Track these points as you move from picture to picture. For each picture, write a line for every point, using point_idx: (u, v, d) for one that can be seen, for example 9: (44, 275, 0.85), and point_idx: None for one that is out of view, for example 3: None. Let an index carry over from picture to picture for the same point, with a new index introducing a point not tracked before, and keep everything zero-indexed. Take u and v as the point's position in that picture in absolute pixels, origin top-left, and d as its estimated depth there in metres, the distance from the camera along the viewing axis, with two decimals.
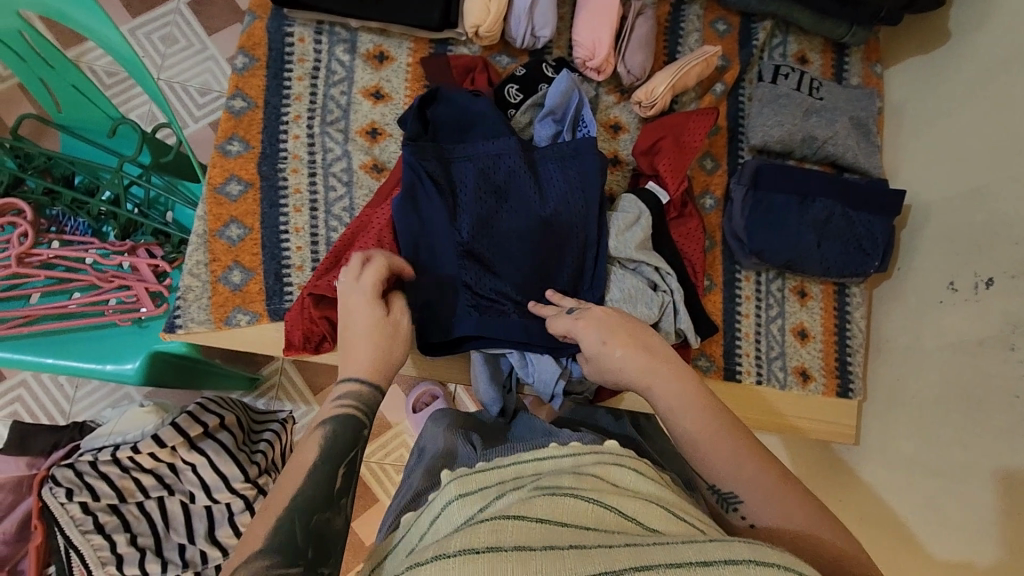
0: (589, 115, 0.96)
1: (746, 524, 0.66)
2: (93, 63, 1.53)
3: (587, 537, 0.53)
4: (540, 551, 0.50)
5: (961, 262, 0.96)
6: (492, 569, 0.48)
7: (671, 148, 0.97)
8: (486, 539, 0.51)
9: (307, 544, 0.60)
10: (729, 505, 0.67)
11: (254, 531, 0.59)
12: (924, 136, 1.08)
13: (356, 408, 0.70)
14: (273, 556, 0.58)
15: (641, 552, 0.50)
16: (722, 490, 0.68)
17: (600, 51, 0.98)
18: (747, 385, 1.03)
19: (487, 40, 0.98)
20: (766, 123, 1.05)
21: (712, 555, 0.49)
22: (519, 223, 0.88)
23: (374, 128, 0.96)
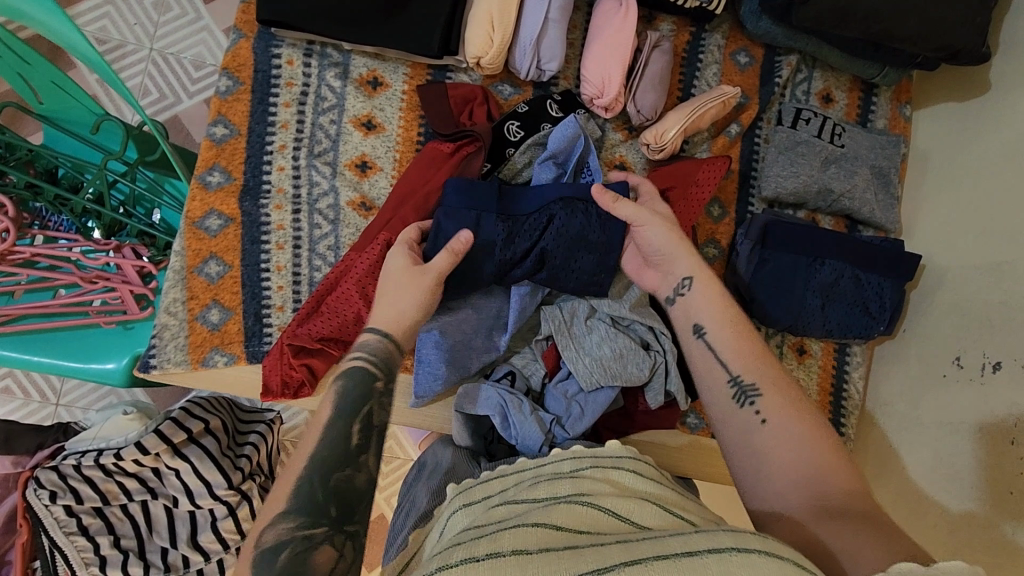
0: (595, 162, 0.89)
1: (756, 418, 0.65)
2: (82, 29, 1.42)
3: (582, 538, 0.52)
4: (537, 553, 0.50)
5: (970, 339, 0.92)
6: (493, 572, 0.48)
7: (677, 200, 0.92)
8: (485, 548, 0.51)
9: (329, 501, 0.61)
10: (746, 398, 0.66)
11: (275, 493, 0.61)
12: (946, 192, 1.02)
13: (368, 363, 0.71)
14: (297, 517, 0.60)
15: (632, 548, 0.49)
16: (744, 382, 0.67)
17: (609, 90, 0.91)
18: None
19: (488, 71, 0.92)
20: (780, 173, 0.99)
21: (698, 546, 0.47)
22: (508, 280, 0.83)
23: (364, 161, 0.91)
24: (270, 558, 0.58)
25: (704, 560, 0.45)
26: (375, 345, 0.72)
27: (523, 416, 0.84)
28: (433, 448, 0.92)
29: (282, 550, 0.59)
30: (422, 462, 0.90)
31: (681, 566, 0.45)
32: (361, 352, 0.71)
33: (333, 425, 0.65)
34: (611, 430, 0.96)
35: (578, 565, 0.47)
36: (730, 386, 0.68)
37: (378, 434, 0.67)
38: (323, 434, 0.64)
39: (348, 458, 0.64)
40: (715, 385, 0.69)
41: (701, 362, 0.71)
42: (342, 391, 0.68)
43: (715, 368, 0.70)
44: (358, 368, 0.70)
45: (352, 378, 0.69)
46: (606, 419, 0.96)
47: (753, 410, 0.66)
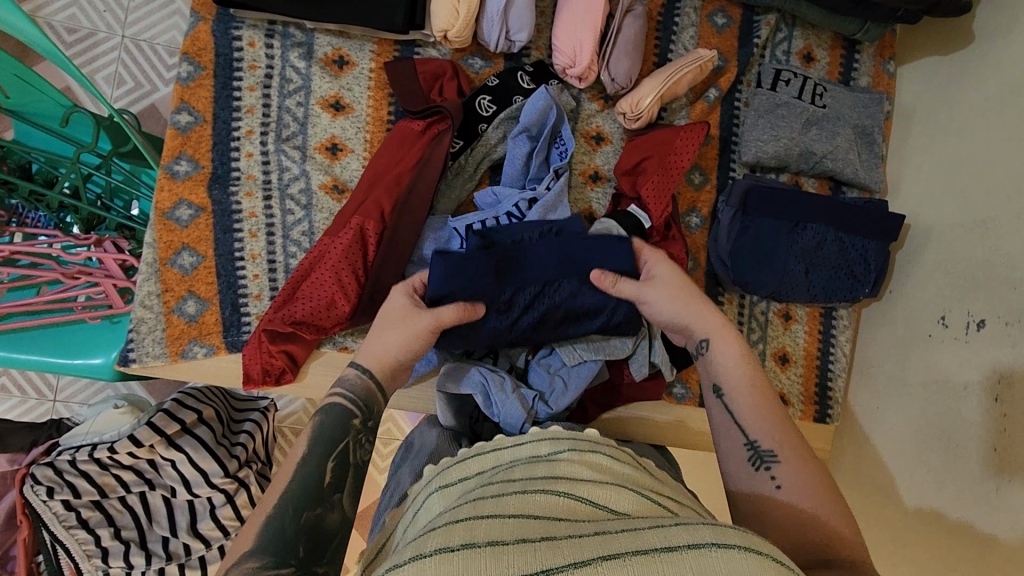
0: (568, 131, 0.89)
1: (772, 484, 0.62)
2: (50, 18, 1.38)
3: (558, 528, 0.51)
4: (513, 544, 0.49)
5: (955, 298, 0.91)
6: (469, 565, 0.47)
7: (655, 169, 0.90)
8: (459, 538, 0.50)
9: (297, 543, 0.60)
10: (762, 463, 0.63)
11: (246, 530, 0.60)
12: (931, 150, 1.01)
13: (345, 400, 0.71)
14: (264, 558, 0.58)
15: (610, 541, 0.48)
16: (761, 447, 0.65)
17: (581, 59, 0.89)
18: None
19: (456, 44, 0.89)
20: (760, 137, 0.96)
21: (677, 540, 0.47)
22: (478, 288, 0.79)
23: (334, 143, 0.89)
24: None
25: (682, 555, 0.45)
26: (354, 381, 0.72)
27: (504, 393, 0.82)
28: (418, 430, 0.90)
29: None
30: (409, 443, 0.89)
31: (659, 562, 0.45)
32: (342, 388, 0.71)
33: (307, 463, 0.64)
34: (596, 405, 0.96)
35: (553, 557, 0.46)
36: (746, 451, 0.66)
37: (351, 473, 0.67)
38: (299, 470, 0.64)
39: (322, 497, 0.63)
40: (732, 447, 0.66)
41: (722, 433, 0.68)
42: (319, 427, 0.69)
43: (732, 432, 0.67)
44: (336, 407, 0.70)
45: (331, 415, 0.69)
46: (591, 394, 0.96)
47: (770, 476, 0.63)
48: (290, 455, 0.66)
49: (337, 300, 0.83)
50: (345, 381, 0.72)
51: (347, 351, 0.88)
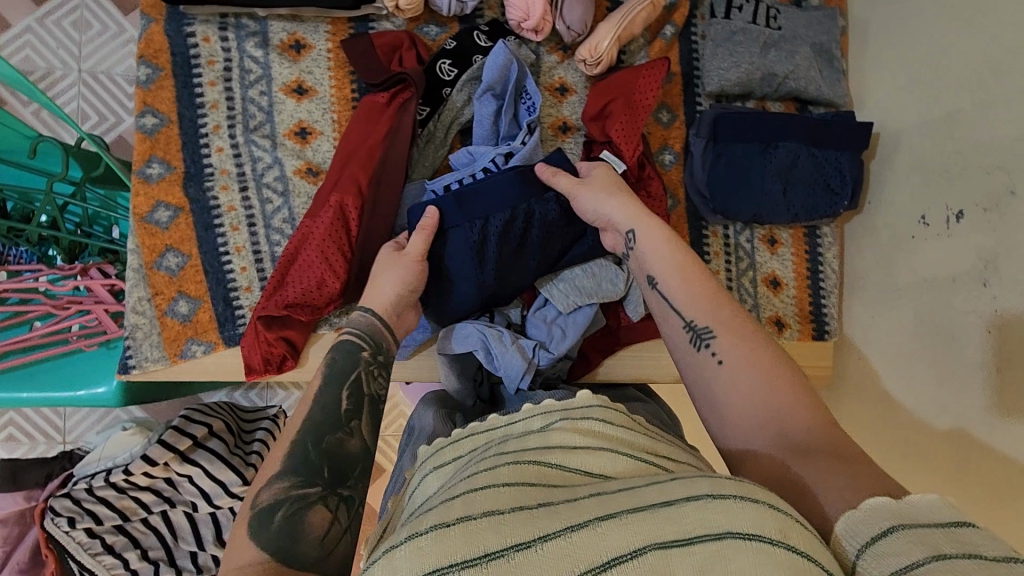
0: (532, 85, 0.90)
1: (713, 360, 0.64)
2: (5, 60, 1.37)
3: (554, 494, 0.50)
4: (510, 513, 0.46)
5: (932, 195, 0.92)
6: (467, 539, 0.44)
7: (622, 110, 0.90)
8: (454, 512, 0.47)
9: (321, 464, 0.61)
10: (701, 340, 0.65)
11: (272, 457, 0.61)
12: (890, 57, 1.02)
13: (354, 338, 0.74)
14: (292, 479, 0.59)
15: (606, 501, 0.47)
16: (698, 326, 0.66)
17: (534, 11, 0.89)
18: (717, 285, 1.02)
19: (409, 12, 0.89)
20: (721, 66, 0.97)
21: (674, 493, 0.46)
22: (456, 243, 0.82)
23: (303, 128, 0.89)
24: (265, 518, 0.56)
25: (681, 508, 0.44)
26: (362, 321, 0.76)
27: (503, 346, 0.83)
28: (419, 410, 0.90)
29: (276, 510, 0.57)
30: (411, 426, 0.89)
31: (660, 517, 0.44)
32: (351, 327, 0.75)
33: (324, 395, 0.67)
34: (595, 351, 0.97)
35: (553, 522, 0.45)
36: (685, 334, 0.67)
37: (367, 401, 0.69)
38: (317, 400, 0.67)
39: (341, 424, 0.65)
40: (673, 335, 0.68)
41: (659, 314, 0.71)
42: (331, 361, 0.71)
43: (670, 318, 0.69)
44: (347, 342, 0.73)
45: (341, 350, 0.72)
46: (592, 341, 0.97)
47: (710, 353, 0.64)
48: (307, 386, 0.68)
49: (326, 280, 0.83)
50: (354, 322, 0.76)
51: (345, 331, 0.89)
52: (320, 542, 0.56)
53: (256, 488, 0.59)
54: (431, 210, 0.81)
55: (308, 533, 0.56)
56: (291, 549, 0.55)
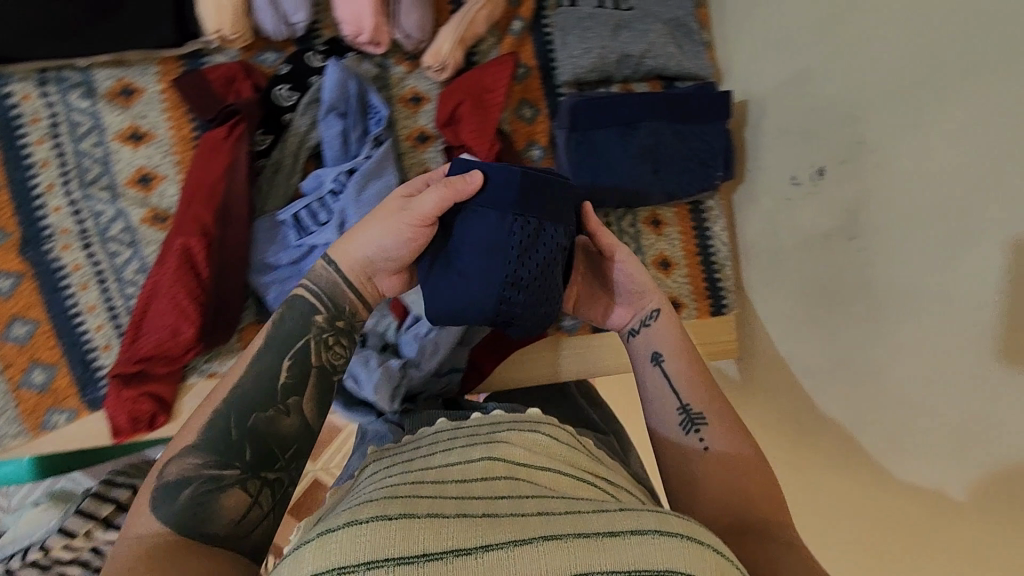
0: (376, 98, 0.89)
1: (700, 445, 0.72)
2: None
3: (500, 507, 0.47)
4: (452, 519, 0.43)
5: (798, 153, 0.90)
6: (405, 534, 0.41)
7: (471, 113, 0.88)
8: (396, 507, 0.44)
9: (244, 443, 0.61)
10: (693, 425, 0.73)
11: (191, 425, 0.61)
12: (746, 23, 1.00)
13: (314, 298, 0.70)
14: (206, 455, 0.59)
15: (550, 521, 0.44)
16: (692, 410, 0.74)
17: (366, 24, 0.85)
18: None
19: (238, 41, 0.86)
20: (573, 54, 0.94)
21: (620, 525, 0.43)
22: (478, 228, 0.68)
23: (143, 174, 0.86)
24: (173, 492, 0.57)
25: (627, 540, 0.41)
26: (325, 279, 0.70)
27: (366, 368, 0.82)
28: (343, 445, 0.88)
29: (184, 486, 0.57)
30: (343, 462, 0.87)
31: (605, 548, 0.40)
32: (312, 283, 0.70)
33: (265, 360, 0.65)
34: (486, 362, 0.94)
35: (495, 534, 0.42)
36: (676, 414, 0.74)
37: (313, 374, 0.67)
38: (252, 367, 0.65)
39: (274, 400, 0.64)
40: (663, 409, 0.75)
41: (655, 389, 0.76)
42: (278, 323, 0.69)
43: (666, 394, 0.75)
44: (297, 303, 0.69)
45: (293, 312, 0.68)
46: (481, 350, 0.94)
47: (698, 437, 0.72)
48: (246, 351, 0.66)
49: (180, 327, 0.80)
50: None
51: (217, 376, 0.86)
52: (231, 526, 0.57)
53: (166, 460, 0.59)
54: (476, 175, 0.68)
55: (217, 515, 0.56)
56: (196, 525, 0.55)
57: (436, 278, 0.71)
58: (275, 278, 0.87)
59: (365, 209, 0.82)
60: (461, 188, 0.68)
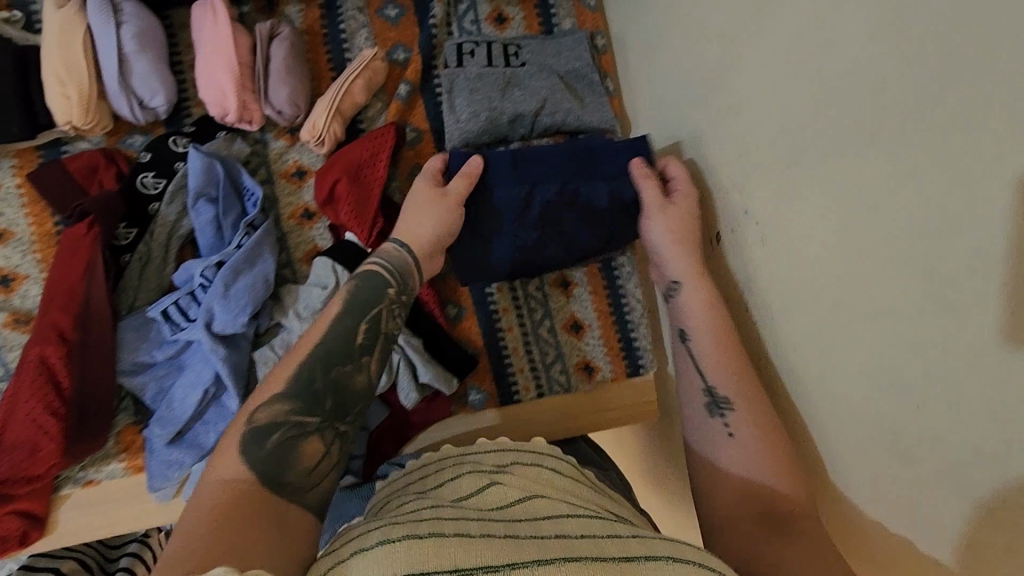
0: (249, 179, 0.84)
1: (724, 430, 0.74)
2: None
3: (520, 528, 0.52)
4: (477, 539, 0.48)
5: (697, 214, 0.85)
6: (434, 552, 0.46)
7: (350, 191, 0.84)
8: (424, 527, 0.49)
9: (325, 395, 0.66)
10: (718, 408, 0.75)
11: (275, 380, 0.66)
12: (644, 72, 0.95)
13: (383, 267, 0.77)
14: (294, 404, 0.64)
15: (570, 544, 0.49)
16: (718, 394, 0.75)
17: (230, 103, 0.81)
18: (514, 341, 0.96)
19: (97, 130, 0.81)
20: (460, 118, 0.90)
21: (636, 551, 0.48)
22: (513, 198, 0.84)
23: (3, 275, 0.81)
24: (261, 438, 0.61)
25: (644, 564, 0.46)
26: (393, 253, 0.79)
27: None
28: None
29: (273, 432, 0.62)
30: None
31: (619, 566, 0.45)
32: (381, 257, 0.78)
33: (341, 321, 0.71)
34: (388, 442, 0.90)
35: (516, 553, 0.46)
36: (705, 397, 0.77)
37: (381, 340, 0.73)
38: (336, 327, 0.71)
39: (353, 357, 0.70)
40: (693, 395, 0.79)
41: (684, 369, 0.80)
42: (354, 290, 0.74)
43: (694, 377, 0.78)
44: (376, 273, 0.76)
45: (367, 280, 0.75)
46: (380, 434, 0.90)
47: (722, 422, 0.74)
48: (327, 313, 0.72)
49: (40, 443, 0.75)
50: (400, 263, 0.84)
51: (95, 483, 0.82)
52: (307, 473, 0.62)
53: (257, 407, 0.64)
54: (476, 162, 0.84)
55: (297, 461, 0.61)
56: (277, 472, 0.60)
57: (466, 246, 0.86)
58: (150, 376, 0.82)
59: (234, 306, 0.78)
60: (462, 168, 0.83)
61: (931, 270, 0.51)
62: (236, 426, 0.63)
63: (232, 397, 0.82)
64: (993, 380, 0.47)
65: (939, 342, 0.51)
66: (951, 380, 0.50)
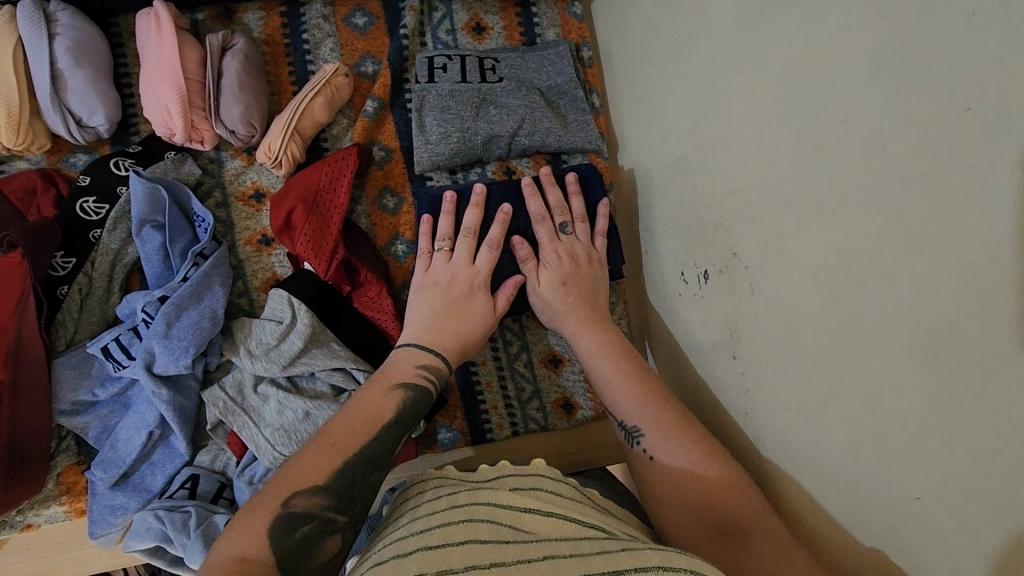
0: (200, 206, 0.79)
1: (644, 456, 0.67)
2: None
3: (506, 552, 0.53)
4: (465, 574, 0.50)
5: (683, 248, 0.78)
6: None
7: (307, 218, 0.78)
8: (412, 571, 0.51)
9: (359, 497, 0.59)
10: (634, 439, 0.69)
11: (316, 463, 0.58)
12: (632, 88, 0.88)
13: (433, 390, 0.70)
14: (328, 497, 0.57)
15: (557, 565, 0.51)
16: (628, 425, 0.69)
17: (176, 123, 0.76)
18: (488, 376, 0.89)
19: (33, 149, 0.76)
20: (430, 137, 0.83)
21: (622, 564, 0.49)
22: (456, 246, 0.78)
23: None
24: (286, 527, 0.55)
25: None
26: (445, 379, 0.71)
27: (185, 531, 0.70)
28: None
29: (300, 525, 0.55)
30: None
31: None
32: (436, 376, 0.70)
33: (386, 432, 0.63)
34: None
35: None
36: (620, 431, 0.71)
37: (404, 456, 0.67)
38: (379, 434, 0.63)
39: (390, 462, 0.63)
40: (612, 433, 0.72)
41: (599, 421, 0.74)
42: (406, 402, 0.67)
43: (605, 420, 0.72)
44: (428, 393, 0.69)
45: (421, 398, 0.68)
46: None
47: (641, 450, 0.68)
48: (375, 416, 0.64)
49: None
50: (397, 360, 0.70)
51: (33, 528, 0.75)
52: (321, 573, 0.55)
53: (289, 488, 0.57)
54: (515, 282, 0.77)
55: (316, 559, 0.55)
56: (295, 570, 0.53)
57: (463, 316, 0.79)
58: (94, 415, 0.77)
59: (175, 347, 0.72)
60: (512, 293, 0.77)
61: (931, 345, 0.44)
62: (257, 513, 0.56)
63: (179, 438, 0.77)
64: (1001, 475, 0.40)
65: (941, 432, 0.44)
66: (954, 477, 0.43)
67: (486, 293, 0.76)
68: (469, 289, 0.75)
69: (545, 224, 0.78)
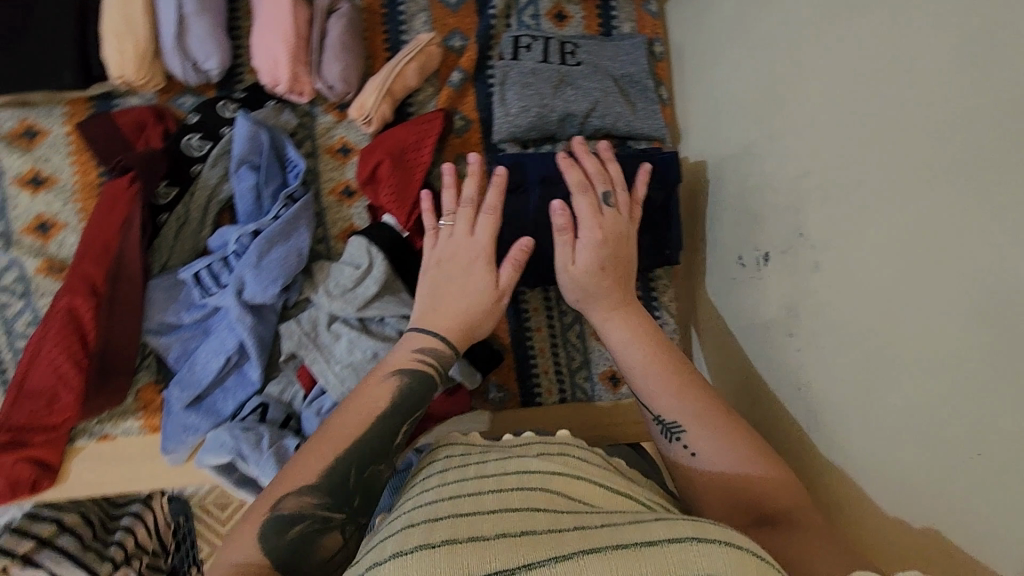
0: (293, 151, 0.84)
1: (687, 453, 0.67)
2: None
3: (538, 521, 0.48)
4: (494, 538, 0.45)
5: (743, 233, 0.83)
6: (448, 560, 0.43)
7: (392, 172, 0.83)
8: (441, 533, 0.46)
9: (356, 491, 0.60)
10: (672, 435, 0.69)
11: (310, 465, 0.60)
12: (702, 83, 0.92)
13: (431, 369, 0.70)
14: (321, 496, 0.58)
15: (590, 534, 0.45)
16: (665, 421, 0.70)
17: (282, 74, 0.82)
18: (541, 344, 0.94)
19: (149, 86, 0.81)
20: (510, 111, 0.88)
21: (657, 534, 0.43)
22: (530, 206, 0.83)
23: (43, 222, 0.81)
24: (282, 526, 0.56)
25: (669, 547, 0.42)
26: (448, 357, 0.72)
27: (259, 452, 0.75)
28: None
29: (296, 523, 0.56)
30: None
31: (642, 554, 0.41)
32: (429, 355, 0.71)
33: (383, 423, 0.64)
34: None
35: (534, 551, 0.43)
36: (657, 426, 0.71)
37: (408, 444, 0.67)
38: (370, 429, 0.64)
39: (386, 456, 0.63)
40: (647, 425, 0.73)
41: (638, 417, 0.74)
42: (404, 390, 0.67)
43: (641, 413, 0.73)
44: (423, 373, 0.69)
45: (416, 381, 0.68)
46: None
47: (681, 446, 0.68)
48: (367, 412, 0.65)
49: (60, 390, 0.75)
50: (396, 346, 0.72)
51: (110, 438, 0.81)
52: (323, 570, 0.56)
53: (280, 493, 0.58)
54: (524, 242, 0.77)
55: (317, 556, 0.56)
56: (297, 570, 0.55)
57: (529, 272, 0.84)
58: (176, 337, 0.81)
59: (265, 277, 0.78)
60: (517, 260, 0.76)
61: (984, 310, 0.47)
62: (258, 511, 0.58)
63: (254, 366, 0.81)
64: None
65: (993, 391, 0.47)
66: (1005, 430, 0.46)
67: (486, 266, 0.75)
68: (470, 261, 0.76)
69: (584, 195, 0.78)
